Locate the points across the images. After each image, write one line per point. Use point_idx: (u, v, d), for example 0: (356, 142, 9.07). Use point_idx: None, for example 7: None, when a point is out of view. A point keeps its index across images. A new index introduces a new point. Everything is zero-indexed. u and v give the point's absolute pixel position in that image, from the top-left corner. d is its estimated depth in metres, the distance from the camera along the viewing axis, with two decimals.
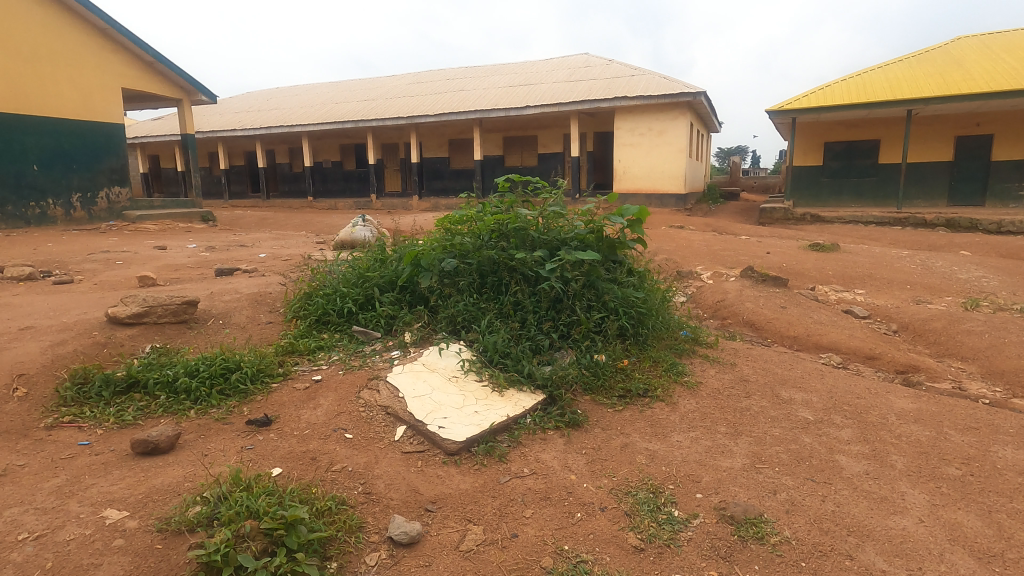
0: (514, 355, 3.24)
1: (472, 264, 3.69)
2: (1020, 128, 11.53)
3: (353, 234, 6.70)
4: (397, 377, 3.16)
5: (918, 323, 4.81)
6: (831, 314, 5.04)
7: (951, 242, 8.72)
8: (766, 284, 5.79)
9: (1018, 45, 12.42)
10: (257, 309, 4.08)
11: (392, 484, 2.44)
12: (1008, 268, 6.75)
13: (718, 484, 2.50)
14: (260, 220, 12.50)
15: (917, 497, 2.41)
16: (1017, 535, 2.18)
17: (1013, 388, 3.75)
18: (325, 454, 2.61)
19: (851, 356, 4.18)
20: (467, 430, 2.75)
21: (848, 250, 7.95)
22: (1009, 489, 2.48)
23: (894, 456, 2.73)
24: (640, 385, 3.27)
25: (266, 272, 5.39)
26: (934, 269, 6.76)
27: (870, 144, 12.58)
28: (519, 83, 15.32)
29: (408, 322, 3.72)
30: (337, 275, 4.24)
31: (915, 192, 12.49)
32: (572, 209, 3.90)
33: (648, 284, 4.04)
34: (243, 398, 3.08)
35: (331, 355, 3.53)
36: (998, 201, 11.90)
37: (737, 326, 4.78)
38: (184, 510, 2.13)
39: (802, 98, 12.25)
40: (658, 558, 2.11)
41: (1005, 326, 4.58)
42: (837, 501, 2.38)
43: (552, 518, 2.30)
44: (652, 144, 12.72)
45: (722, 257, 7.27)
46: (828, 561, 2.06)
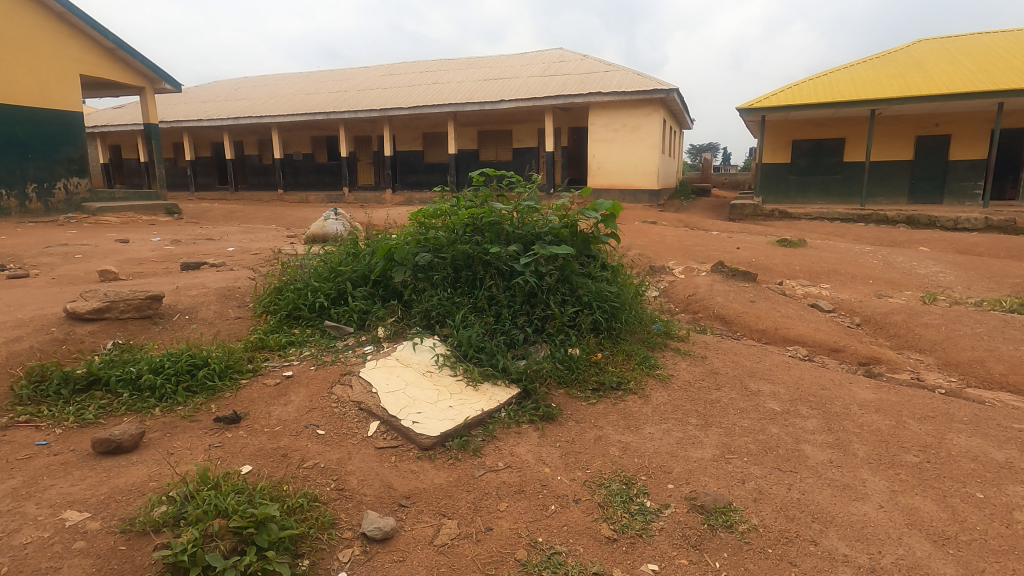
0: (489, 350, 3.24)
1: (446, 258, 3.66)
2: (976, 128, 11.99)
3: (325, 228, 6.63)
4: (371, 373, 3.13)
5: (879, 316, 4.99)
6: (799, 308, 5.18)
7: (911, 238, 9.04)
8: (735, 278, 5.92)
9: (975, 49, 12.88)
10: (225, 305, 3.98)
11: (366, 480, 2.41)
12: (966, 264, 7.01)
13: (689, 475, 2.54)
14: (229, 213, 12.20)
15: (878, 483, 2.50)
16: (969, 518, 2.28)
17: (967, 378, 3.94)
18: (297, 451, 2.57)
19: (817, 349, 4.31)
20: (441, 425, 2.74)
21: (814, 245, 8.15)
22: (963, 474, 2.59)
23: (856, 445, 2.82)
24: (614, 378, 3.31)
25: (234, 266, 5.26)
26: (895, 264, 6.99)
27: (836, 142, 12.92)
28: (493, 77, 15.25)
29: (381, 317, 3.68)
30: (308, 270, 4.17)
31: (878, 189, 12.89)
32: (546, 204, 3.90)
33: (622, 279, 4.07)
34: (211, 395, 3.01)
35: (302, 351, 3.47)
36: (956, 199, 12.37)
37: (708, 320, 4.88)
38: (149, 510, 2.07)
39: (771, 97, 12.51)
40: (630, 548, 2.14)
41: (960, 318, 4.78)
42: (802, 489, 2.45)
43: (526, 511, 2.31)
44: (626, 141, 12.83)
45: (693, 252, 7.40)
46: (794, 547, 2.12)
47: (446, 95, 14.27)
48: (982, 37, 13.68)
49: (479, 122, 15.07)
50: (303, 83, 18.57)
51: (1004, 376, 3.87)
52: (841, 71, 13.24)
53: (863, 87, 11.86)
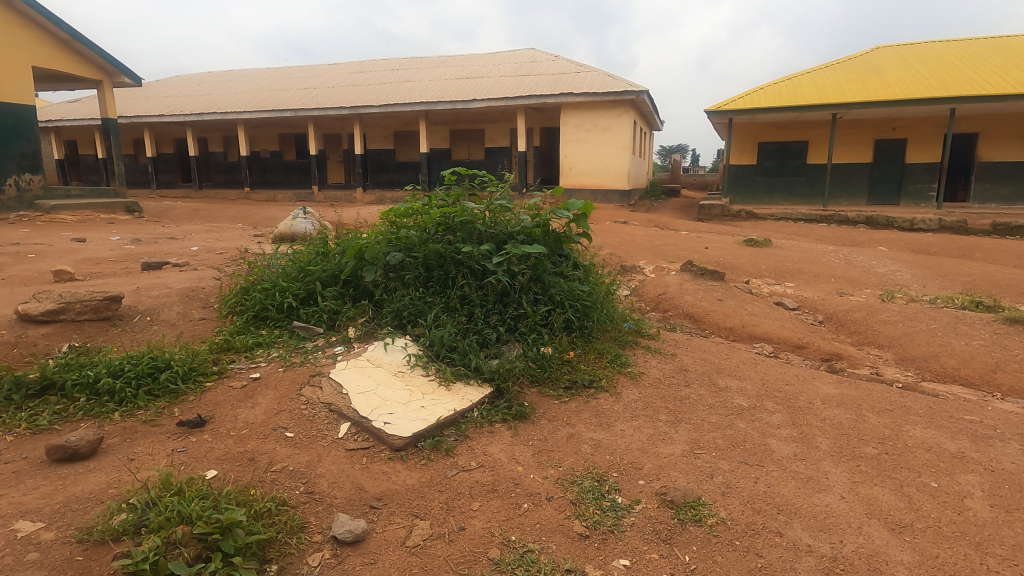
0: (461, 349, 3.23)
1: (418, 258, 3.63)
2: (931, 132, 12.48)
3: (293, 226, 6.53)
4: (341, 374, 3.09)
5: (840, 313, 5.15)
6: (764, 306, 5.31)
7: (871, 238, 9.36)
8: (704, 277, 6.04)
9: (929, 56, 13.43)
10: (188, 305, 3.86)
11: (336, 482, 2.38)
12: (921, 263, 7.29)
13: (659, 470, 2.58)
14: (193, 211, 11.87)
15: (840, 475, 2.58)
16: (924, 506, 2.38)
17: (923, 372, 4.10)
18: (264, 454, 2.52)
19: (782, 346, 4.42)
20: (413, 425, 2.71)
21: (779, 245, 8.37)
22: (919, 465, 2.69)
23: (819, 438, 2.91)
24: (586, 376, 3.34)
25: (198, 265, 5.12)
26: (856, 263, 7.24)
27: (800, 145, 13.28)
28: (465, 76, 15.22)
29: (352, 317, 3.63)
30: (276, 269, 4.09)
31: (839, 191, 13.31)
32: (518, 204, 3.90)
33: (593, 278, 4.10)
34: (173, 398, 2.92)
35: (270, 352, 3.39)
36: (911, 200, 12.87)
37: (678, 318, 4.96)
38: (107, 519, 2.00)
39: (738, 100, 12.80)
40: (602, 544, 2.16)
41: (916, 315, 4.96)
42: (767, 482, 2.51)
43: (499, 510, 2.31)
44: (597, 141, 12.95)
45: (663, 251, 7.53)
46: (760, 539, 2.17)
47: (417, 93, 14.16)
48: (936, 45, 14.26)
49: (451, 121, 15.01)
50: (271, 79, 18.17)
51: (957, 370, 4.04)
52: (805, 75, 13.64)
53: (825, 92, 12.23)
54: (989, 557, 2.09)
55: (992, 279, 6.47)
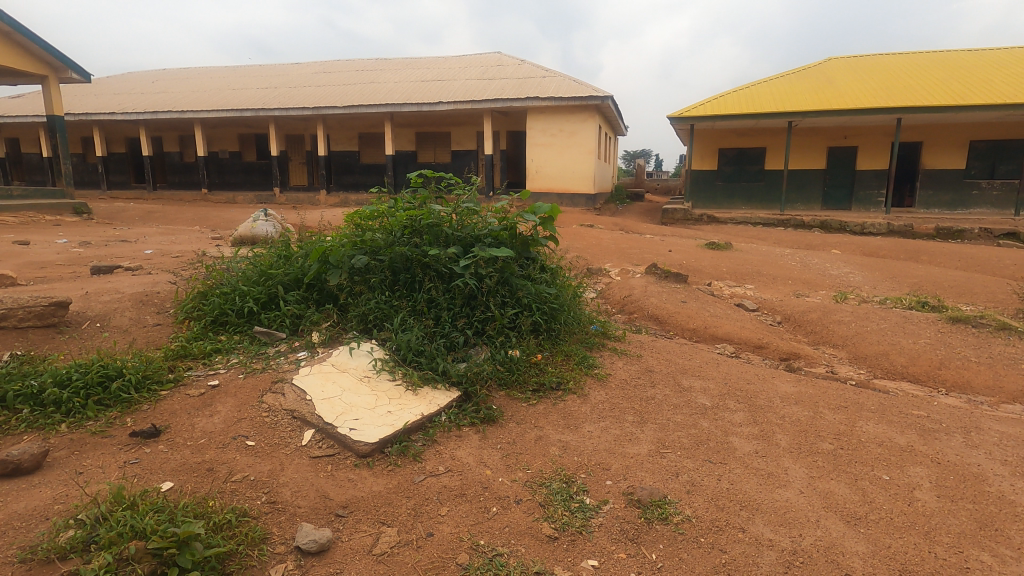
0: (429, 353, 3.20)
1: (384, 261, 3.58)
2: (879, 141, 13.07)
3: (254, 229, 6.35)
4: (305, 380, 3.01)
5: (797, 314, 5.33)
6: (725, 308, 5.44)
7: (825, 242, 9.73)
8: (668, 280, 6.15)
9: (877, 68, 14.09)
10: (142, 311, 3.71)
11: (300, 491, 2.32)
12: (870, 265, 7.61)
13: (626, 470, 2.61)
14: (147, 213, 11.44)
15: (798, 470, 2.67)
16: (877, 498, 2.48)
17: (874, 370, 4.28)
18: (224, 464, 2.43)
19: (743, 346, 4.54)
20: (380, 431, 2.67)
21: (739, 248, 8.60)
22: (872, 459, 2.81)
23: (778, 435, 3.00)
24: (553, 378, 3.36)
25: (152, 269, 4.93)
26: (811, 266, 7.49)
27: (758, 151, 13.71)
28: (431, 78, 15.15)
29: (316, 321, 3.56)
30: (236, 273, 3.97)
31: (795, 196, 13.79)
32: (485, 206, 3.88)
33: (560, 280, 4.13)
34: (126, 408, 2.79)
35: (229, 359, 3.29)
36: (862, 205, 13.43)
37: (643, 320, 5.04)
38: (52, 536, 1.91)
39: (699, 107, 13.14)
40: (571, 545, 2.16)
41: (868, 315, 5.17)
42: (730, 479, 2.57)
43: (467, 515, 2.29)
44: (564, 145, 13.06)
45: (628, 254, 7.64)
46: (724, 535, 2.22)
47: (382, 95, 14.00)
48: (884, 57, 14.97)
49: (417, 124, 14.91)
50: (230, 78, 17.68)
51: (906, 368, 4.24)
52: (763, 84, 14.11)
53: (781, 100, 12.66)
54: (937, 545, 2.19)
55: (936, 281, 6.80)
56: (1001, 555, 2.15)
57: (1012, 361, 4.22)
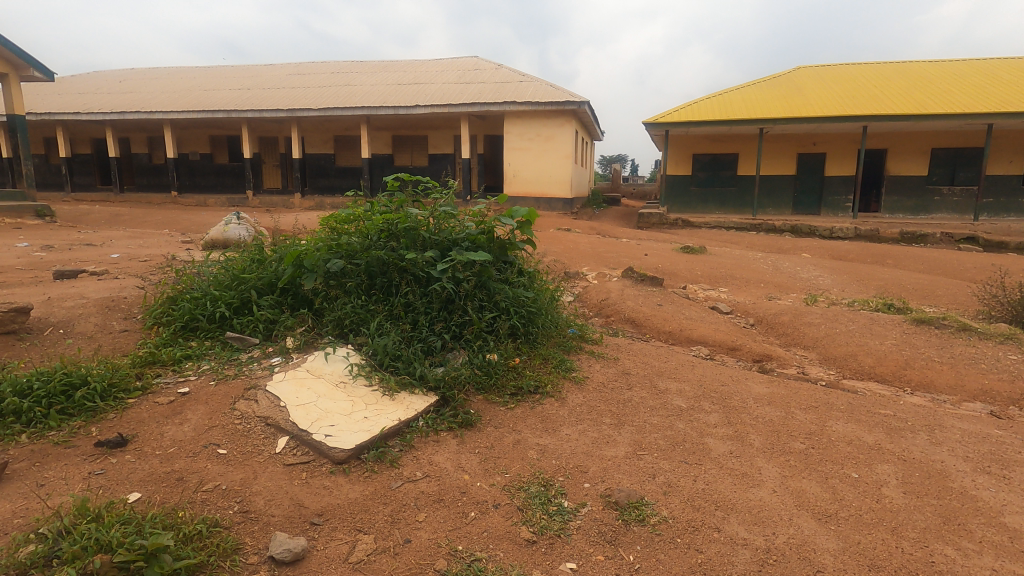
0: (406, 358, 3.17)
1: (360, 265, 3.55)
2: (846, 148, 13.46)
3: (226, 232, 6.22)
4: (279, 386, 2.96)
5: (770, 317, 5.44)
6: (700, 311, 5.53)
7: (795, 246, 9.96)
8: (644, 283, 6.23)
9: (844, 77, 14.52)
10: (108, 317, 3.60)
11: (274, 500, 2.27)
12: (839, 269, 7.82)
13: (604, 473, 2.63)
14: (114, 216, 11.13)
15: (772, 470, 2.72)
16: (846, 495, 2.54)
17: (843, 370, 4.40)
18: (195, 473, 2.37)
19: (717, 348, 4.62)
20: (356, 437, 2.63)
21: (713, 252, 8.75)
22: (841, 457, 2.88)
23: (752, 436, 3.06)
24: (531, 382, 3.36)
25: (119, 274, 4.79)
26: (782, 269, 7.67)
27: (731, 157, 13.99)
28: (408, 81, 15.09)
29: (290, 326, 3.50)
30: (207, 277, 3.88)
31: (766, 201, 14.09)
32: (462, 210, 3.87)
33: (538, 284, 4.15)
34: (91, 417, 2.71)
35: (200, 365, 3.22)
36: (831, 211, 13.80)
37: (620, 323, 5.08)
38: (12, 552, 1.83)
39: (674, 113, 13.35)
40: (549, 549, 2.16)
41: (837, 317, 5.31)
42: (706, 480, 2.61)
43: (446, 520, 2.27)
44: (541, 150, 13.13)
45: (605, 258, 7.71)
46: (700, 535, 2.25)
47: (358, 98, 13.89)
48: (850, 66, 15.43)
49: (393, 127, 14.81)
50: (201, 78, 17.32)
51: (873, 368, 4.36)
52: (735, 91, 14.41)
53: (753, 108, 12.95)
54: (903, 541, 2.25)
55: (900, 283, 7.02)
56: (963, 548, 2.22)
57: (973, 360, 4.37)
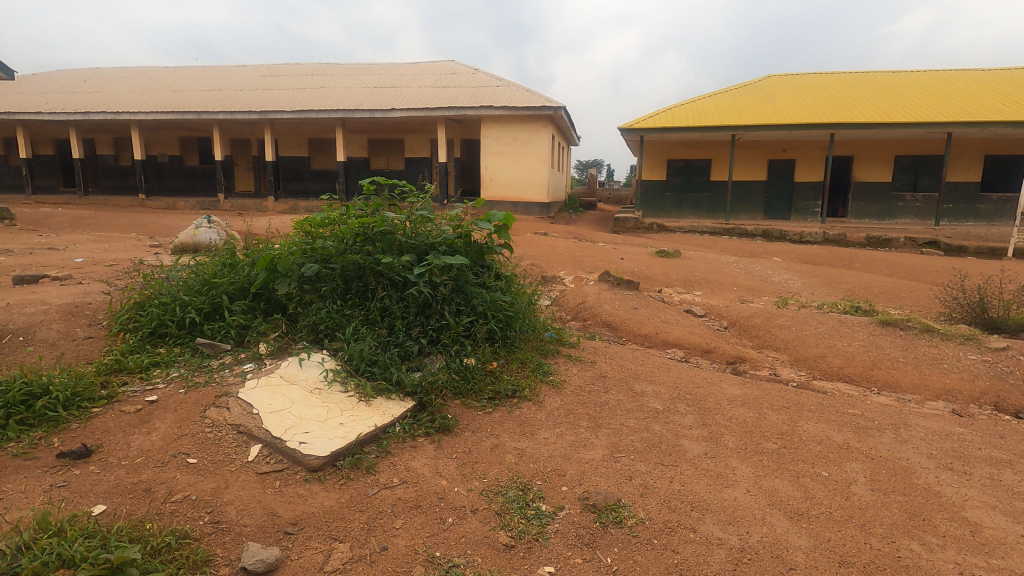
0: (382, 363, 3.14)
1: (335, 269, 3.50)
2: (815, 154, 13.82)
3: (196, 236, 6.09)
4: (251, 393, 2.90)
5: (743, 319, 5.54)
6: (675, 314, 5.61)
7: (767, 250, 10.18)
8: (620, 287, 6.29)
9: (812, 86, 14.94)
10: (71, 323, 3.49)
11: (246, 509, 2.22)
12: (809, 272, 8.01)
13: (582, 476, 2.64)
14: (78, 219, 10.79)
15: (745, 470, 2.77)
16: (817, 494, 2.60)
17: (813, 371, 4.51)
18: (163, 483, 2.31)
19: (691, 350, 4.68)
20: (331, 444, 2.59)
21: (688, 256, 8.88)
22: (812, 456, 2.95)
23: (726, 436, 3.11)
24: (509, 386, 3.36)
25: (83, 279, 4.63)
26: (754, 273, 7.82)
27: (704, 163, 14.24)
28: (383, 85, 14.99)
29: (263, 332, 3.44)
30: (176, 282, 3.79)
31: (739, 206, 14.38)
32: (439, 214, 3.86)
33: (515, 288, 4.15)
34: (53, 428, 2.62)
35: (168, 372, 3.13)
36: (800, 215, 14.14)
37: (596, 326, 5.12)
38: None
39: (648, 119, 13.54)
40: (527, 553, 2.16)
41: (807, 320, 5.44)
42: (681, 481, 2.64)
43: (423, 526, 2.26)
44: (518, 154, 13.18)
45: (582, 262, 7.76)
46: (676, 536, 2.27)
47: (333, 101, 13.74)
48: (818, 75, 15.87)
49: (369, 130, 14.69)
50: (171, 79, 16.93)
51: (841, 369, 4.48)
52: (707, 98, 14.69)
53: (725, 114, 13.21)
54: (872, 537, 2.31)
55: (867, 287, 7.23)
56: (928, 543, 2.29)
57: (935, 360, 4.52)
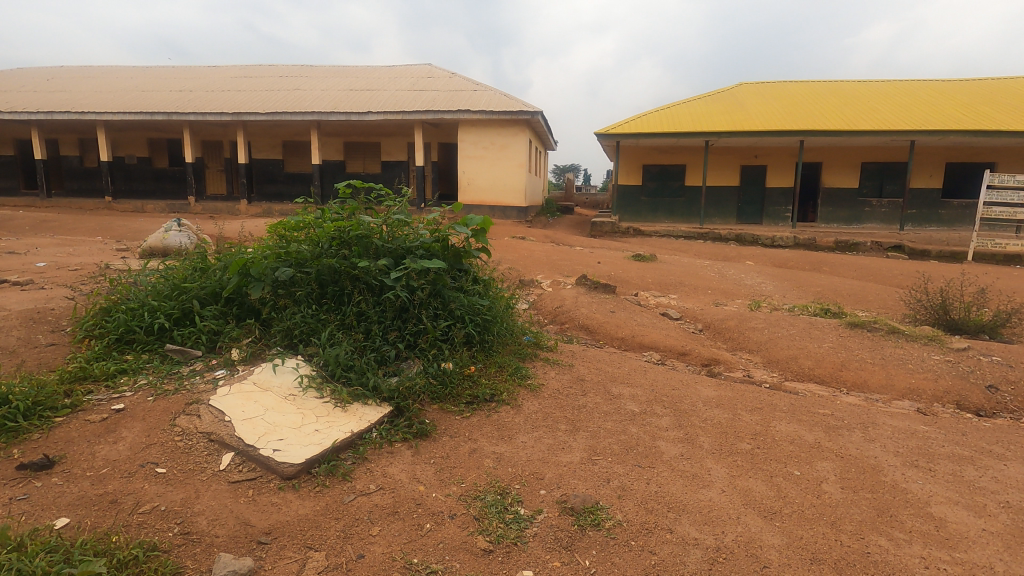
0: (358, 368, 3.10)
1: (310, 273, 3.45)
2: (785, 161, 14.16)
3: (166, 240, 5.94)
4: (223, 400, 2.83)
5: (717, 322, 5.64)
6: (651, 317, 5.67)
7: (740, 254, 10.38)
8: (597, 290, 6.34)
9: (782, 94, 15.30)
10: (33, 330, 3.36)
11: (218, 519, 2.17)
12: (780, 275, 8.19)
13: (560, 479, 2.64)
14: (40, 222, 10.43)
15: (720, 470, 2.81)
16: (789, 493, 2.65)
17: (785, 372, 4.60)
18: (131, 494, 2.24)
19: (667, 353, 4.74)
20: (306, 451, 2.54)
21: (663, 260, 8.99)
22: (785, 456, 3.01)
23: (701, 437, 3.15)
24: (487, 390, 3.35)
25: (45, 284, 4.47)
26: (728, 276, 7.96)
27: (679, 168, 14.46)
28: (360, 87, 14.87)
29: (236, 337, 3.37)
30: (144, 287, 3.68)
31: (713, 211, 14.64)
32: (416, 218, 3.84)
33: (493, 292, 4.15)
34: (13, 438, 2.51)
35: (136, 380, 3.04)
36: (772, 220, 14.46)
37: (574, 330, 5.15)
38: None
39: (624, 124, 13.70)
40: (506, 557, 2.15)
41: (780, 322, 5.56)
42: (658, 482, 2.67)
43: (400, 533, 2.23)
44: (495, 158, 13.20)
45: (560, 266, 7.80)
46: (653, 537, 2.29)
47: (308, 103, 13.57)
48: (789, 83, 16.27)
49: (345, 133, 14.55)
50: (139, 79, 16.51)
51: (812, 370, 4.59)
52: (682, 105, 14.93)
53: (698, 121, 13.46)
54: (842, 534, 2.37)
55: (836, 290, 7.42)
56: (896, 538, 2.35)
57: (901, 361, 4.66)
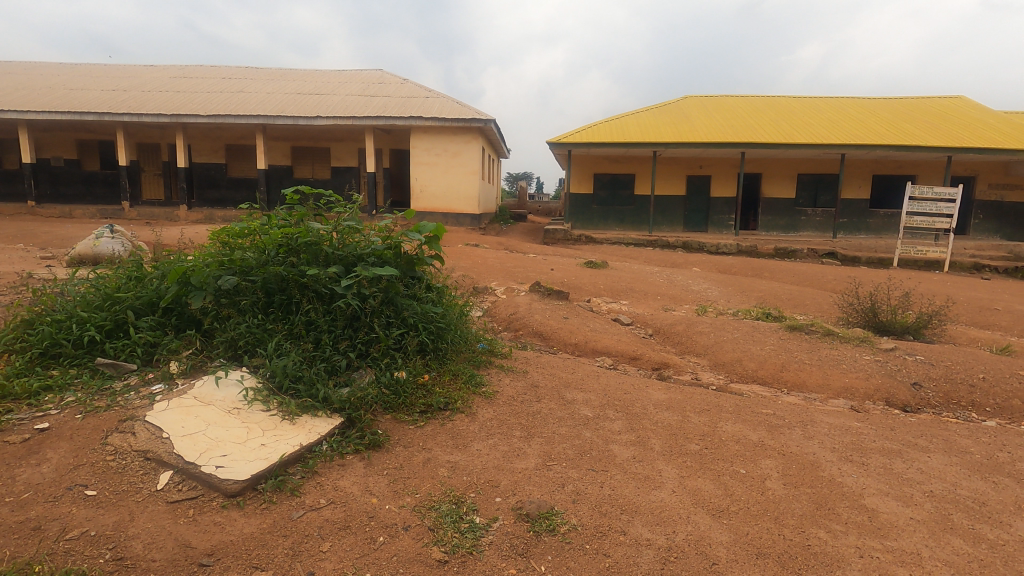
0: (308, 379, 3.00)
1: (255, 282, 3.32)
2: (728, 171, 14.77)
3: (96, 247, 5.60)
4: (161, 416, 2.69)
5: (666, 327, 5.80)
6: (603, 322, 5.78)
7: (687, 260, 10.73)
8: (551, 297, 6.40)
9: (724, 107, 15.97)
10: None
11: (155, 542, 2.05)
12: (725, 281, 8.52)
13: (515, 485, 2.64)
14: None
15: (671, 471, 2.88)
16: (736, 490, 2.75)
17: (731, 374, 4.78)
18: (56, 520, 2.09)
19: (619, 358, 4.84)
20: (252, 467, 2.44)
21: (614, 266, 9.18)
22: (731, 454, 3.12)
23: (652, 440, 3.22)
24: (441, 399, 3.32)
25: None
26: (676, 282, 8.22)
27: (628, 177, 14.84)
28: (308, 91, 14.53)
29: (175, 349, 3.21)
30: (72, 296, 3.46)
31: (661, 219, 15.08)
32: (367, 225, 3.77)
33: (446, 299, 4.12)
34: None
35: (63, 397, 2.84)
36: (717, 228, 15.03)
37: (528, 336, 5.18)
38: None
39: (575, 134, 13.95)
40: (461, 567, 2.13)
41: (725, 326, 5.78)
42: (611, 485, 2.71)
43: (352, 548, 2.17)
44: (448, 165, 13.16)
45: (513, 273, 7.84)
46: (607, 540, 2.32)
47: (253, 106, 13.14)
48: (729, 97, 17.01)
49: (292, 138, 14.17)
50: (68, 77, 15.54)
51: (755, 371, 4.78)
52: (630, 116, 15.35)
53: (646, 132, 13.86)
54: (785, 528, 2.47)
55: (776, 294, 7.79)
56: (833, 530, 2.48)
57: (836, 361, 4.93)
